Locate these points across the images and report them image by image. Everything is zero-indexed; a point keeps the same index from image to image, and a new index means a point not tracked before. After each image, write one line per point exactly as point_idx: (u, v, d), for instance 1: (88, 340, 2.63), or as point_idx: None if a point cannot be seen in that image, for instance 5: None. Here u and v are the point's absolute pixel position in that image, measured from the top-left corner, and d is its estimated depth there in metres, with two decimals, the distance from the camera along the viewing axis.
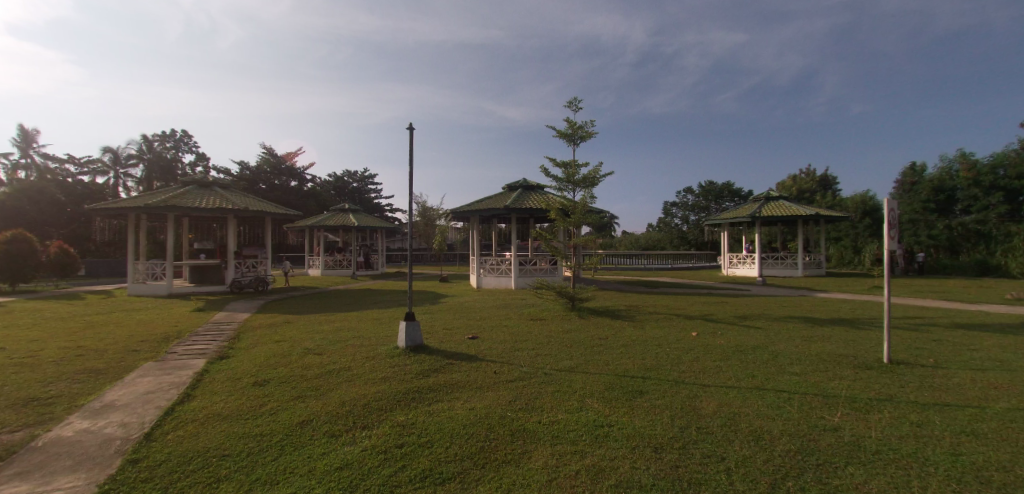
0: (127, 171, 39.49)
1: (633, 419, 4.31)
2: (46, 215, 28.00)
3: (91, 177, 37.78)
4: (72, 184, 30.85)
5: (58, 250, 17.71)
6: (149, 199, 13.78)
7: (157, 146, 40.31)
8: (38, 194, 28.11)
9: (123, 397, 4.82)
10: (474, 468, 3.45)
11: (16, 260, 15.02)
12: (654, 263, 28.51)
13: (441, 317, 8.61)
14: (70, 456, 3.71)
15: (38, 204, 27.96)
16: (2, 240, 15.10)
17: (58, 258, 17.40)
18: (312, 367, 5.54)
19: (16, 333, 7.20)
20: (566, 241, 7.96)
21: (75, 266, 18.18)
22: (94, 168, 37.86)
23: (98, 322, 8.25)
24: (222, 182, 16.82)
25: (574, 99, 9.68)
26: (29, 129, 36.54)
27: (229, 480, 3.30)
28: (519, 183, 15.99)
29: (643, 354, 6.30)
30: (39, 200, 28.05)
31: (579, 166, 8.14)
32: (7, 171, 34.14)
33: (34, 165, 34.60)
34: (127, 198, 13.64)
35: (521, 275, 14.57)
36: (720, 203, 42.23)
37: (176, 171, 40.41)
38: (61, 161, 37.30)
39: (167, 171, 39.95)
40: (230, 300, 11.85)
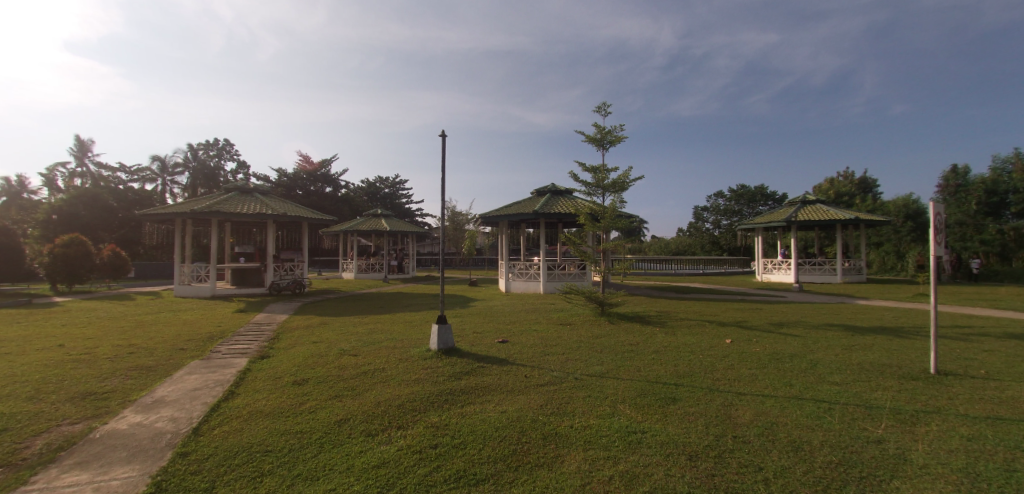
0: (173, 178, 41.41)
1: (667, 426, 4.26)
2: (99, 220, 29.69)
3: (141, 184, 39.83)
4: (124, 191, 32.62)
5: (112, 253, 18.63)
6: (194, 205, 14.37)
7: (200, 154, 42.12)
8: (93, 200, 29.67)
9: (171, 393, 5.04)
10: (507, 471, 3.47)
11: (73, 263, 15.92)
12: (685, 268, 28.03)
13: (470, 320, 8.70)
14: (126, 448, 3.92)
15: (93, 210, 29.56)
16: (60, 243, 16.03)
17: (111, 261, 18.31)
18: (347, 368, 5.67)
19: (77, 331, 7.66)
20: (595, 246, 7.86)
21: (126, 269, 19.06)
22: (144, 176, 39.89)
23: (148, 322, 8.69)
24: (261, 187, 17.38)
25: (603, 103, 9.57)
26: (85, 140, 38.84)
27: (272, 475, 3.43)
28: (548, 188, 15.99)
29: (675, 360, 6.21)
30: (93, 207, 29.63)
31: (609, 171, 8.09)
32: (65, 179, 36.34)
33: (89, 173, 36.68)
34: (175, 204, 14.24)
35: (550, 279, 14.57)
36: (754, 207, 41.26)
37: (219, 178, 42.10)
38: (114, 170, 39.48)
39: (211, 178, 41.70)
40: (268, 303, 12.25)
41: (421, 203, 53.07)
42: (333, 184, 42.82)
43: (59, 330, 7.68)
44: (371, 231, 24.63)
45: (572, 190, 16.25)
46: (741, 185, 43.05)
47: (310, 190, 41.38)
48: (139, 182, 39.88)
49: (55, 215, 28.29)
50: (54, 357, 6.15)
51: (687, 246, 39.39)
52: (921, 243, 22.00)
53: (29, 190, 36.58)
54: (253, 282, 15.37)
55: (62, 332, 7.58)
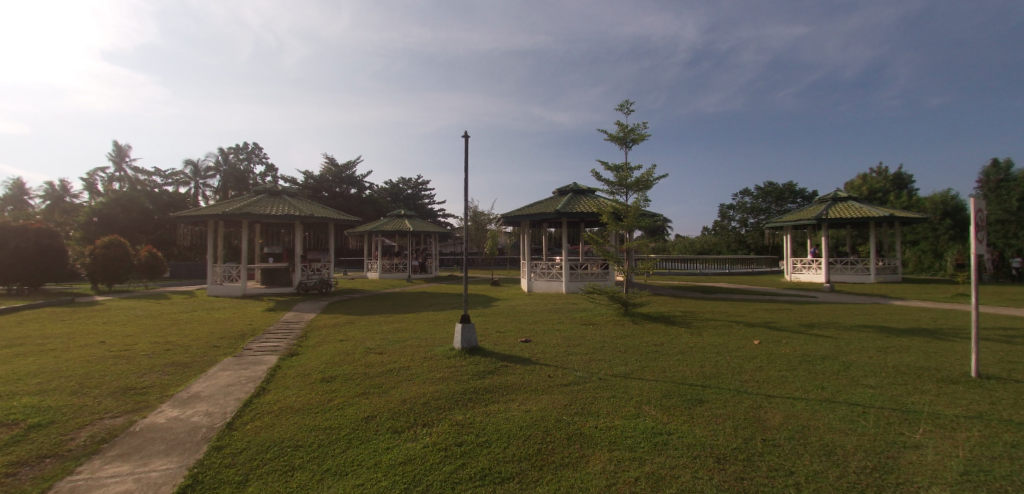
0: (205, 182, 42.82)
1: (694, 429, 4.19)
2: (136, 222, 30.94)
3: (175, 187, 41.34)
4: (160, 194, 33.90)
5: (148, 253, 19.34)
6: (226, 207, 14.83)
7: (231, 158, 43.38)
8: (130, 203, 30.95)
9: (206, 389, 5.22)
10: (532, 470, 3.47)
11: (111, 264, 16.61)
12: (711, 267, 27.48)
13: (493, 319, 8.74)
14: (164, 441, 4.08)
15: (129, 212, 30.82)
16: (100, 244, 16.73)
17: (147, 261, 19.02)
18: (374, 366, 5.76)
19: (118, 328, 8.01)
20: (619, 246, 7.78)
21: (162, 268, 19.76)
22: (177, 180, 41.39)
23: (183, 320, 9.01)
24: (289, 189, 17.82)
25: (626, 101, 9.50)
26: (123, 146, 40.51)
27: (303, 469, 3.52)
28: (569, 187, 15.92)
29: (701, 361, 6.10)
30: (130, 209, 30.90)
31: (632, 169, 8.01)
32: (105, 183, 38.00)
33: (127, 177, 38.27)
34: (208, 206, 14.71)
35: (572, 279, 14.51)
36: (782, 205, 40.24)
37: (248, 181, 43.34)
38: (150, 174, 41.09)
39: (241, 181, 42.98)
40: (295, 301, 12.54)
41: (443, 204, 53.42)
42: (358, 186, 43.59)
43: (102, 328, 8.05)
44: (394, 231, 24.96)
45: (595, 190, 16.14)
46: (768, 183, 42.02)
47: (336, 192, 42.25)
48: (173, 185, 41.40)
49: (96, 218, 29.64)
50: (96, 353, 6.44)
51: (713, 246, 38.63)
52: (960, 241, 21.07)
53: (71, 195, 38.42)
54: (282, 282, 15.76)
55: (105, 329, 7.94)
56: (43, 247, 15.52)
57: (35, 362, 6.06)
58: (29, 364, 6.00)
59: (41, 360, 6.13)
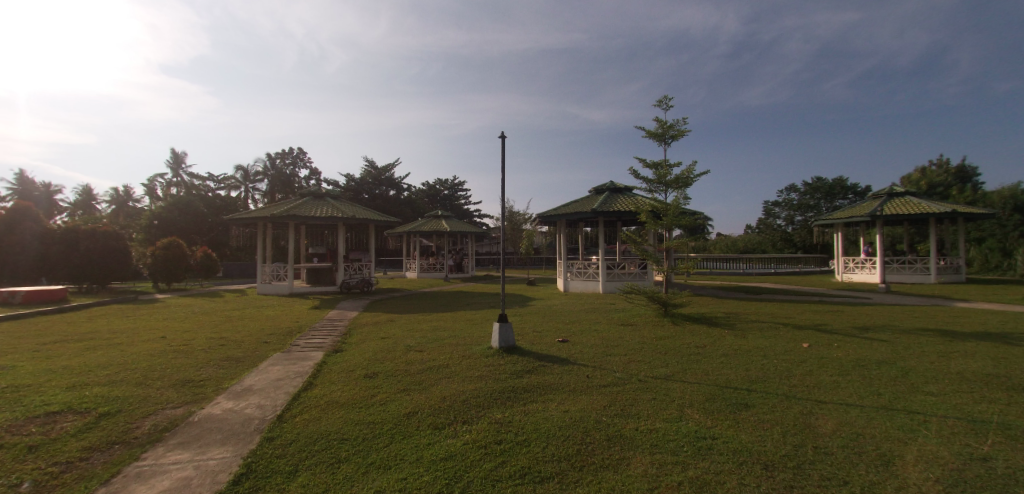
0: (254, 186, 44.93)
1: (739, 434, 4.06)
2: (192, 225, 32.88)
3: (227, 191, 43.70)
4: (213, 198, 35.89)
5: (204, 254, 20.47)
6: (273, 210, 15.53)
7: (277, 162, 45.33)
8: (186, 207, 32.88)
9: (258, 383, 5.49)
10: (571, 470, 3.46)
11: (171, 264, 17.71)
12: (755, 267, 26.47)
13: (530, 319, 8.76)
14: (220, 431, 4.32)
15: (186, 215, 32.77)
16: (160, 245, 17.84)
17: (203, 261, 20.15)
18: (414, 363, 5.90)
19: (180, 324, 8.54)
20: (658, 245, 7.63)
21: (216, 268, 20.88)
22: (229, 184, 43.73)
23: (238, 317, 9.51)
24: (333, 192, 18.47)
25: (665, 97, 9.29)
26: (180, 153, 43.13)
27: (350, 462, 3.65)
28: (606, 186, 15.75)
29: (747, 365, 5.89)
30: (187, 212, 32.84)
31: (671, 167, 7.84)
32: (164, 188, 40.59)
33: (184, 182, 40.73)
34: (259, 209, 15.47)
35: (609, 279, 14.35)
36: (831, 201, 38.34)
37: (293, 184, 45.25)
38: (204, 179, 43.55)
39: (287, 184, 44.92)
40: (339, 300, 12.99)
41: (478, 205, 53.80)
42: (396, 188, 44.71)
43: (166, 324, 8.62)
44: (432, 232, 25.40)
45: (632, 188, 15.88)
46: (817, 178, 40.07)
47: (376, 194, 43.60)
48: (224, 189, 43.73)
49: (156, 221, 31.71)
50: (159, 347, 6.91)
51: (758, 245, 37.23)
52: None
53: (134, 199, 41.19)
54: (326, 281, 16.36)
55: (168, 325, 8.49)
56: (109, 248, 16.72)
57: (105, 355, 6.55)
58: (99, 357, 6.49)
59: (111, 354, 6.62)
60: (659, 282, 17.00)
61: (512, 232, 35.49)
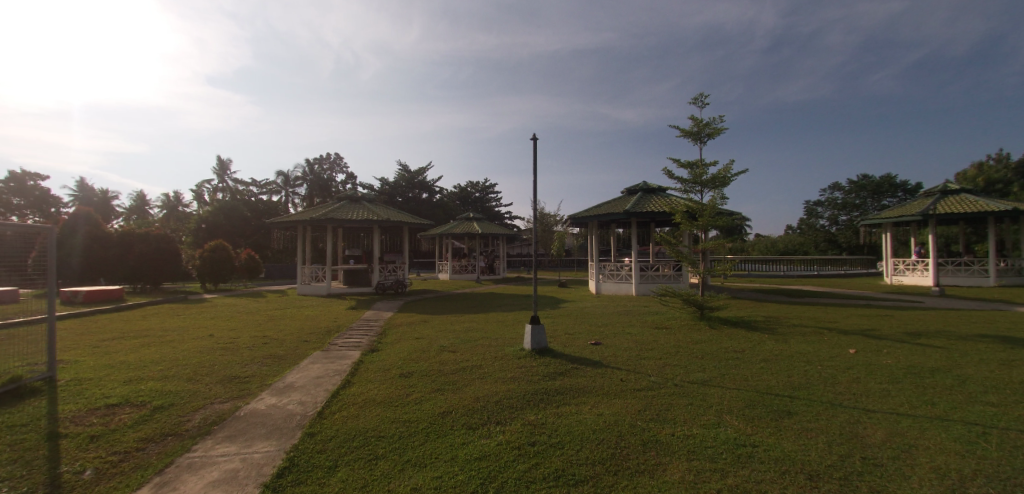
0: (294, 190, 46.72)
1: (781, 442, 3.91)
2: (236, 228, 34.50)
3: (269, 196, 45.63)
4: (256, 203, 37.55)
5: (247, 256, 21.41)
6: (312, 214, 16.09)
7: (316, 167, 46.91)
8: (231, 211, 34.53)
9: (299, 380, 5.70)
10: (606, 474, 3.42)
11: (217, 265, 18.64)
12: (796, 269, 25.41)
13: (562, 321, 8.74)
14: (266, 425, 4.52)
15: (231, 219, 34.42)
16: (208, 247, 18.80)
17: (247, 263, 21.09)
18: (447, 364, 5.99)
19: (227, 323, 8.98)
20: (693, 246, 7.46)
21: (259, 270, 21.79)
22: (271, 189, 45.65)
23: (281, 316, 9.92)
24: (369, 196, 18.94)
25: (700, 94, 9.05)
26: (225, 160, 45.35)
27: (386, 458, 3.74)
28: (638, 187, 15.52)
29: (788, 371, 5.68)
30: (232, 216, 34.50)
31: (707, 166, 7.64)
32: (212, 193, 42.76)
33: (229, 188, 42.81)
34: (298, 212, 16.09)
35: (643, 281, 14.14)
36: (878, 200, 36.41)
37: (331, 189, 46.75)
38: (247, 184, 45.57)
39: (324, 189, 46.47)
40: (375, 301, 13.33)
41: (509, 206, 53.96)
42: (429, 191, 45.50)
43: (216, 322, 9.09)
44: (463, 234, 25.71)
45: (667, 188, 15.57)
46: (863, 175, 38.19)
47: (410, 197, 44.68)
48: (266, 194, 45.64)
49: (204, 224, 33.46)
50: (207, 344, 7.29)
51: (800, 245, 35.78)
52: None
53: (184, 204, 43.54)
54: (361, 282, 16.84)
55: (216, 323, 8.94)
56: (161, 250, 17.76)
57: (160, 352, 6.96)
58: (154, 353, 6.91)
59: (165, 350, 7.04)
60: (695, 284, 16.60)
61: (542, 234, 35.42)
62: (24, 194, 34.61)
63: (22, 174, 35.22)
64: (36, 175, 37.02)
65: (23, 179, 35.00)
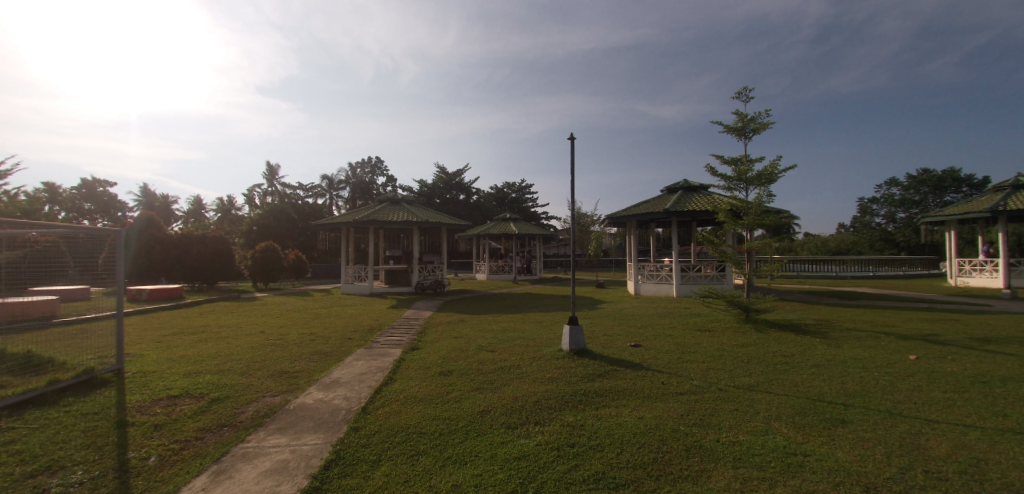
0: (337, 193, 48.60)
1: (835, 451, 3.72)
2: (285, 230, 36.29)
3: (314, 199, 47.70)
4: (302, 205, 39.33)
5: (295, 257, 22.39)
6: (354, 216, 16.66)
7: (357, 171, 48.55)
8: (279, 214, 36.35)
9: (344, 376, 5.92)
10: (647, 479, 3.36)
11: (268, 266, 19.64)
12: (850, 270, 23.95)
13: (601, 322, 8.66)
14: (313, 419, 4.72)
15: (280, 221, 36.24)
16: (260, 248, 19.81)
17: (295, 263, 22.07)
18: (486, 363, 6.06)
19: (279, 321, 9.45)
20: (737, 246, 7.19)
21: (306, 270, 22.72)
22: (316, 192, 47.69)
23: (328, 315, 10.34)
24: (407, 197, 19.37)
25: (744, 88, 8.74)
26: (273, 165, 47.74)
27: (427, 454, 3.82)
28: (679, 185, 15.14)
29: (842, 377, 5.38)
30: (280, 219, 36.32)
31: (753, 162, 7.36)
32: (262, 197, 45.16)
33: (278, 192, 45.06)
34: (341, 214, 16.70)
35: (684, 282, 13.77)
36: (940, 195, 33.88)
37: (372, 191, 48.29)
38: (294, 188, 47.82)
39: (365, 191, 48.07)
40: (414, 300, 13.66)
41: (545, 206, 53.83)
42: (466, 192, 46.24)
43: (269, 320, 9.58)
44: (500, 235, 25.88)
45: (709, 186, 15.11)
46: (923, 170, 35.62)
47: (447, 199, 45.51)
48: (311, 197, 47.71)
49: (255, 227, 35.41)
50: (259, 340, 7.70)
51: (853, 244, 33.72)
52: None
53: (236, 207, 46.22)
54: (401, 282, 17.29)
55: (268, 321, 9.43)
56: (217, 251, 18.89)
57: (216, 347, 7.41)
58: (212, 348, 7.36)
59: (221, 345, 7.49)
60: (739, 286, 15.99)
61: (579, 234, 35.19)
62: (94, 200, 37.86)
63: (95, 182, 38.54)
64: (108, 183, 40.44)
65: (93, 186, 38.32)
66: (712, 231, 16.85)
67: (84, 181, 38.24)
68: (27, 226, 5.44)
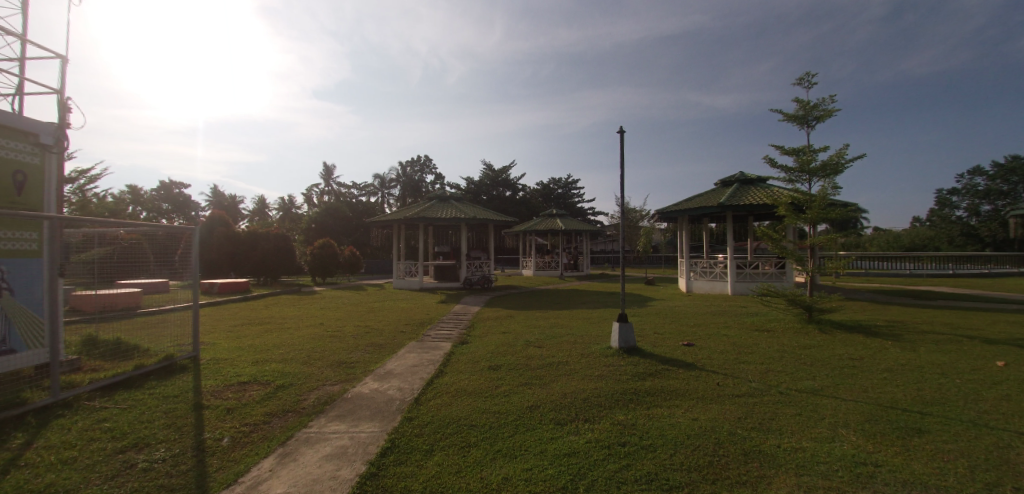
0: (388, 192, 50.40)
1: (910, 462, 3.46)
2: (340, 227, 38.15)
3: (367, 197, 49.76)
4: (355, 204, 41.11)
5: (349, 253, 23.44)
6: (405, 213, 17.20)
7: (407, 170, 50.06)
8: (336, 212, 38.26)
9: (397, 368, 6.16)
10: (703, 482, 3.28)
11: (325, 261, 20.70)
12: (925, 268, 21.97)
13: (653, 319, 8.49)
14: (369, 408, 4.96)
15: (335, 219, 38.12)
16: (318, 244, 20.90)
17: (349, 258, 23.13)
18: (535, 358, 6.11)
19: (337, 313, 9.96)
20: (798, 241, 6.81)
21: (359, 265, 23.75)
22: (369, 191, 49.71)
23: (382, 308, 10.77)
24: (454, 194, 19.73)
25: (807, 72, 8.23)
26: (329, 165, 50.20)
27: (477, 447, 3.91)
28: (735, 177, 14.49)
29: (918, 384, 4.98)
30: (336, 216, 38.21)
31: (817, 152, 6.92)
32: (318, 195, 47.63)
33: (333, 191, 47.35)
34: (392, 212, 17.30)
35: (739, 280, 13.20)
36: None
37: (421, 189, 49.70)
38: (347, 186, 50.01)
39: (415, 189, 49.57)
40: (463, 295, 13.93)
41: (591, 202, 53.15)
42: (512, 188, 46.51)
43: (329, 312, 10.12)
44: (545, 231, 25.79)
45: (768, 179, 14.36)
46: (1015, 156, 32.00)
47: (493, 195, 46.02)
48: (362, 195, 49.77)
49: (313, 224, 37.46)
50: (319, 332, 8.17)
51: (929, 239, 31.08)
52: None
53: (296, 206, 49.07)
54: (450, 277, 17.72)
55: (328, 313, 9.95)
56: (280, 247, 20.11)
57: (280, 337, 7.93)
58: (276, 338, 7.88)
59: (285, 336, 8.00)
60: (800, 283, 15.11)
61: (626, 229, 34.51)
62: (172, 201, 41.46)
63: (171, 184, 42.23)
64: (182, 184, 44.18)
65: (171, 187, 41.98)
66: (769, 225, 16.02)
67: (162, 183, 42.00)
68: (115, 224, 6.04)
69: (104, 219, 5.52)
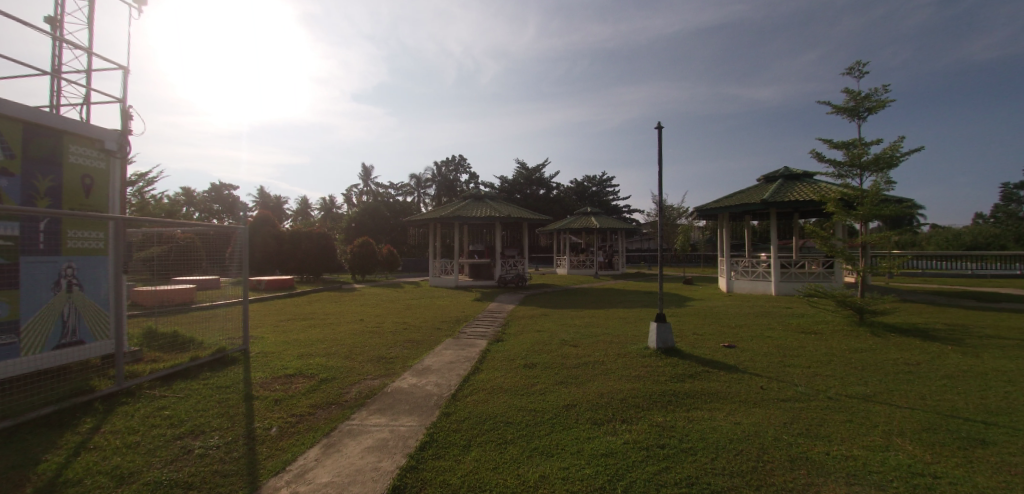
0: (424, 191, 51.35)
1: (974, 475, 3.26)
2: (377, 226, 39.27)
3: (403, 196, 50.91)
4: (393, 203, 42.16)
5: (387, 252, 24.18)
6: (442, 212, 17.51)
7: (443, 170, 50.83)
8: (375, 212, 39.46)
9: (434, 364, 6.30)
10: (746, 488, 3.21)
11: (365, 259, 21.42)
12: (991, 268, 20.40)
13: (693, 320, 8.29)
14: (408, 402, 5.11)
15: (373, 218, 39.31)
16: (358, 244, 21.66)
17: (386, 257, 23.82)
18: (571, 357, 6.11)
19: (376, 310, 10.26)
20: (848, 240, 6.50)
21: (395, 264, 24.42)
22: (405, 190, 50.83)
23: (419, 305, 11.02)
24: (489, 193, 19.90)
25: (856, 62, 7.74)
26: (367, 166, 51.71)
27: (513, 444, 3.97)
28: (779, 173, 13.92)
29: (982, 391, 4.67)
30: (374, 215, 39.39)
31: (869, 145, 6.57)
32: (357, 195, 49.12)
33: (370, 191, 48.73)
34: (430, 211, 17.67)
35: (784, 280, 12.70)
36: None
37: (456, 188, 50.42)
38: (384, 186, 51.30)
39: (450, 188, 50.30)
40: (498, 293, 14.04)
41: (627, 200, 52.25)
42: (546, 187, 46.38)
43: (369, 309, 10.44)
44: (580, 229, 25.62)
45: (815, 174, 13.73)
46: None
47: (527, 194, 46.05)
48: (398, 195, 50.93)
49: (352, 223, 38.76)
50: (359, 328, 8.45)
51: (996, 237, 28.94)
52: None
53: (336, 206, 50.79)
54: (484, 275, 17.91)
55: (368, 310, 10.27)
56: (322, 246, 20.97)
57: (323, 332, 8.26)
58: (320, 333, 8.22)
59: (328, 331, 8.32)
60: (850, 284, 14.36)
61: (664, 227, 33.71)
62: (223, 202, 43.84)
63: (222, 186, 44.70)
64: (232, 186, 46.66)
65: (222, 189, 44.37)
66: (817, 224, 15.28)
67: (214, 185, 44.51)
68: (172, 224, 6.45)
69: (162, 219, 5.91)
